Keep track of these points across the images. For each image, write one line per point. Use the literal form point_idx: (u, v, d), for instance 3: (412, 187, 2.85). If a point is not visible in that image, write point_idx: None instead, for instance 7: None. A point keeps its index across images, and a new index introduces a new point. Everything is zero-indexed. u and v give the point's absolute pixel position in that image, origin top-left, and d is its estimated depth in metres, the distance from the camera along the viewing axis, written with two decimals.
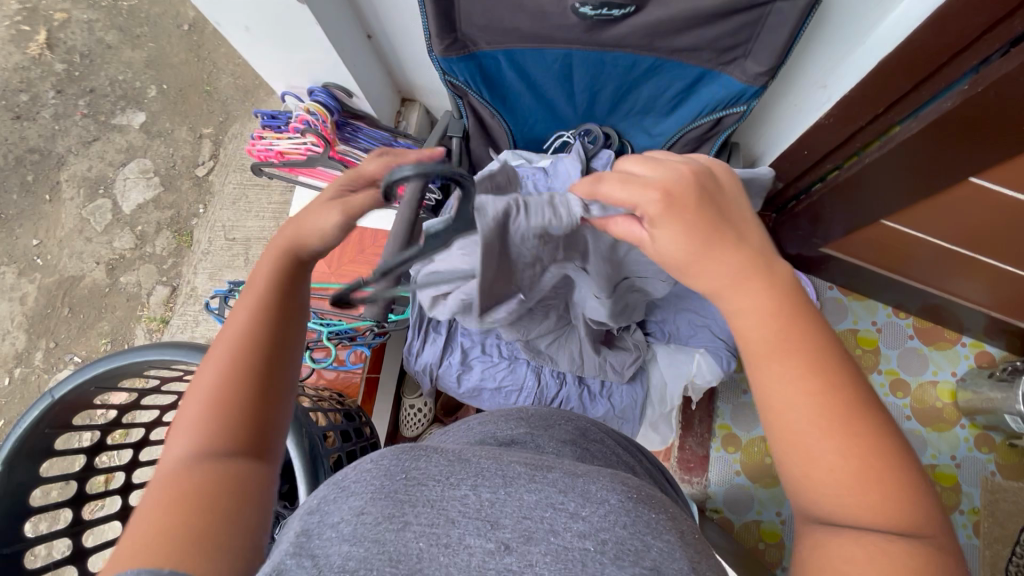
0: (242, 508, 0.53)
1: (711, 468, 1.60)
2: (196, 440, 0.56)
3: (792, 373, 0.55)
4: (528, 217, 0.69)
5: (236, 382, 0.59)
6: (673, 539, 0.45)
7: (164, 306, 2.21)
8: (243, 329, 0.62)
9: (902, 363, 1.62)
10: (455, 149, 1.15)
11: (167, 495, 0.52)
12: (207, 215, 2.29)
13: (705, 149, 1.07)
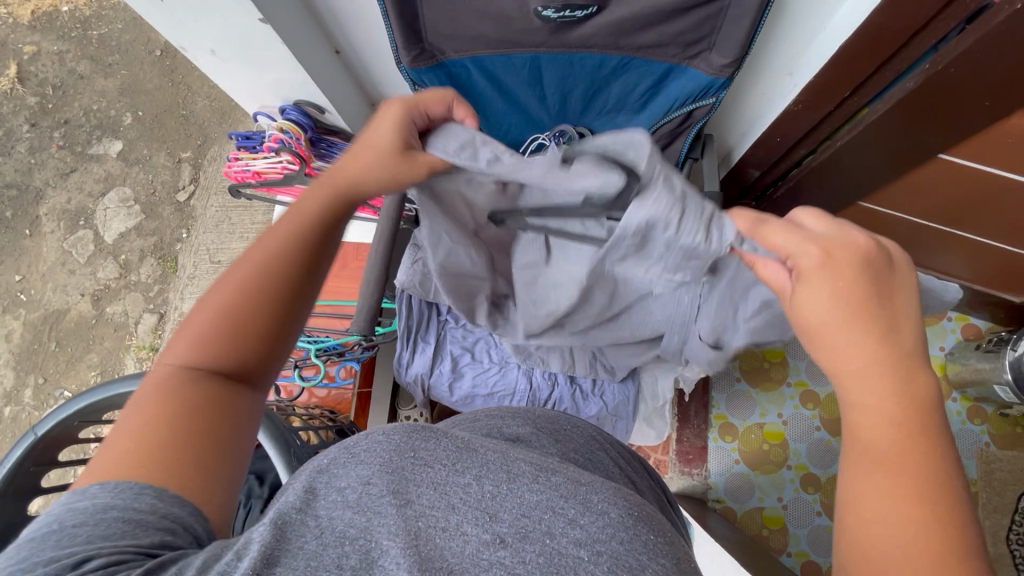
0: (214, 441, 0.57)
1: (710, 459, 1.61)
2: (192, 359, 0.60)
3: (886, 485, 0.52)
4: (676, 234, 0.59)
5: (249, 314, 0.62)
6: (667, 564, 0.45)
7: (154, 334, 2.19)
8: (271, 260, 0.64)
9: None
10: None
11: (155, 402, 0.56)
12: (191, 240, 2.28)
13: (678, 143, 1.08)
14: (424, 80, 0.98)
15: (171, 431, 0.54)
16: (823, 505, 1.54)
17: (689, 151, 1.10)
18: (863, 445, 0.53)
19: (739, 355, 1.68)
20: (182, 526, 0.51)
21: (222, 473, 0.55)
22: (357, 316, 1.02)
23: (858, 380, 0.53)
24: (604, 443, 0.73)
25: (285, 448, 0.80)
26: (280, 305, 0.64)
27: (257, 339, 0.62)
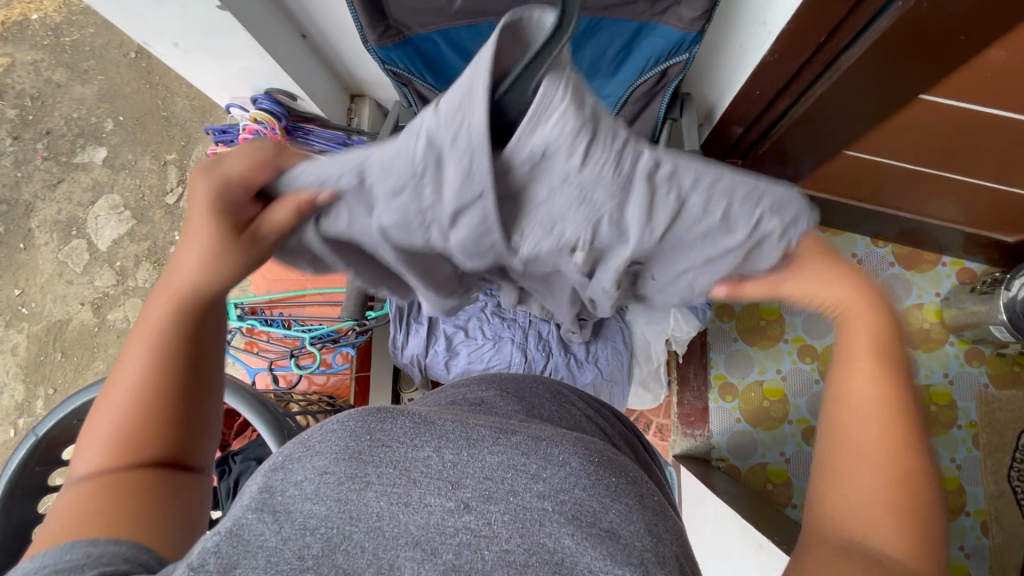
0: (168, 510, 0.55)
1: (712, 419, 1.62)
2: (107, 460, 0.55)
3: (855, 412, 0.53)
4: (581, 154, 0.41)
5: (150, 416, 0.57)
6: (632, 503, 0.48)
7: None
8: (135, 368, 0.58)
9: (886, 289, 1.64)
10: None
11: (91, 487, 0.54)
12: None
13: (656, 104, 1.07)
14: (393, 58, 0.96)
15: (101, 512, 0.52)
16: None
17: (667, 111, 1.08)
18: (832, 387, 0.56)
19: (734, 316, 1.67)
20: (137, 562, 0.49)
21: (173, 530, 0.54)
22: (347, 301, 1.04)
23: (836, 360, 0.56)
24: (552, 389, 0.75)
25: (281, 432, 0.81)
26: (169, 393, 0.58)
27: (161, 433, 0.57)
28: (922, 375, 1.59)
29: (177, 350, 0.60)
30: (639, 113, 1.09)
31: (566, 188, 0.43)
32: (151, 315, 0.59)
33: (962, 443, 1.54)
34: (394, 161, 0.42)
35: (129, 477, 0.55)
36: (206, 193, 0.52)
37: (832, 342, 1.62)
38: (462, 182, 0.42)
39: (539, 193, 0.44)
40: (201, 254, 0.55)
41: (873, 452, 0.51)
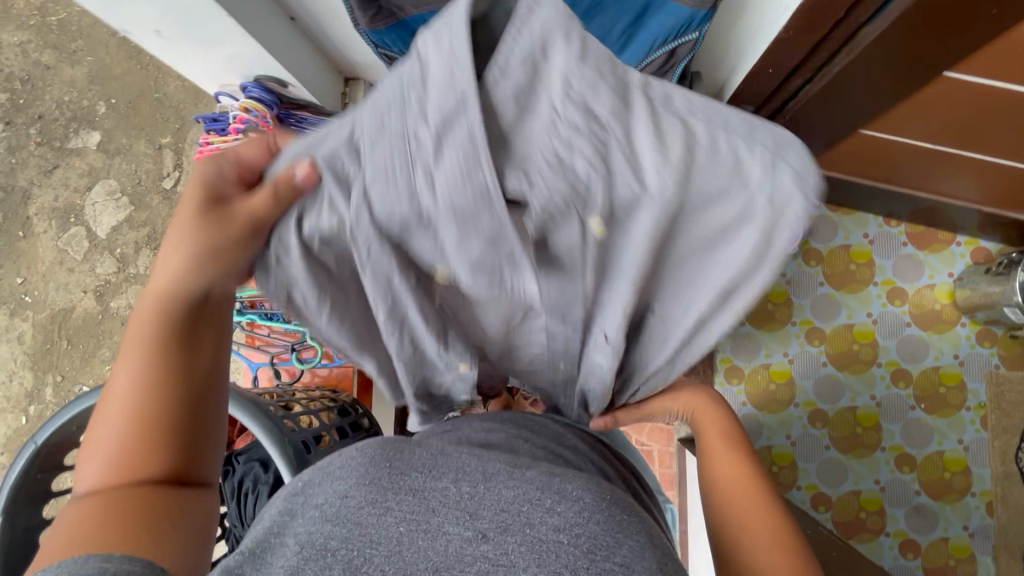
0: (167, 526, 0.57)
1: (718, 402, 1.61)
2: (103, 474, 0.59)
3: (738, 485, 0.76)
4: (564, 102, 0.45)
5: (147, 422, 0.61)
6: (644, 542, 0.50)
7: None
8: (138, 373, 0.61)
9: (898, 270, 1.60)
10: None
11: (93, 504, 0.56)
12: None
13: (664, 84, 1.01)
14: (385, 42, 0.93)
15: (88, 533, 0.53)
16: (832, 438, 1.57)
17: (674, 91, 1.02)
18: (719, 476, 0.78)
19: None
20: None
21: (173, 537, 0.56)
22: None
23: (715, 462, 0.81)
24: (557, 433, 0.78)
25: (278, 437, 0.81)
26: (166, 416, 0.62)
27: (166, 443, 0.61)
28: (932, 356, 1.57)
29: (173, 365, 0.62)
30: None
31: (549, 128, 0.46)
32: (134, 330, 0.61)
33: (970, 424, 1.54)
34: (386, 176, 0.49)
35: (131, 493, 0.58)
36: (190, 232, 0.59)
37: (841, 324, 1.60)
38: (431, 116, 0.46)
39: (535, 150, 0.48)
40: (186, 246, 0.59)
41: (755, 514, 0.71)
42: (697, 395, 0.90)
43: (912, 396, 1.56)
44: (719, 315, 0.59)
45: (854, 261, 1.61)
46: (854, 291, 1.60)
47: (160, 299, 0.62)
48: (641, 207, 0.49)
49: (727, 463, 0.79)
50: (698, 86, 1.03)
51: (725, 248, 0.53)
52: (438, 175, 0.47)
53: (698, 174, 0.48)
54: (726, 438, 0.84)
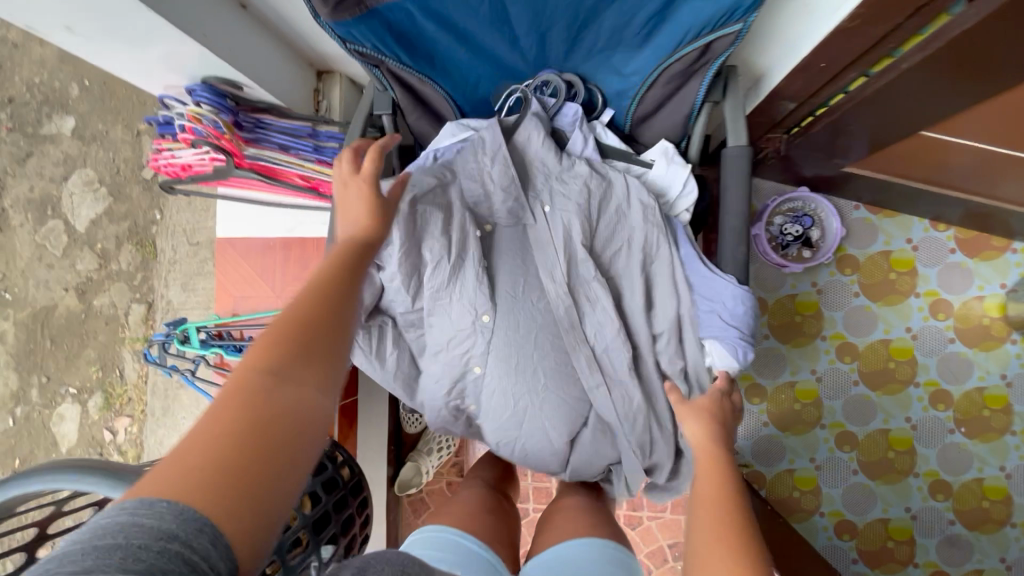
0: (290, 471, 0.45)
1: (739, 423, 1.48)
2: (265, 361, 0.50)
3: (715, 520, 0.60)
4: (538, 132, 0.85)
5: (302, 333, 0.53)
6: None
7: (144, 325, 2.08)
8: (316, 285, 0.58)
9: (942, 281, 1.44)
10: (387, 128, 0.93)
11: (240, 407, 0.46)
12: (166, 220, 2.06)
13: (692, 85, 0.85)
14: (354, 35, 0.77)
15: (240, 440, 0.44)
16: (861, 463, 1.44)
17: (706, 94, 0.85)
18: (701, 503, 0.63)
19: (767, 310, 1.48)
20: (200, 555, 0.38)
21: (276, 494, 0.44)
22: None
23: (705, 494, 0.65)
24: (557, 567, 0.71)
25: None
26: (320, 335, 0.54)
27: (322, 365, 0.53)
28: (977, 376, 1.42)
29: (343, 305, 0.58)
30: (670, 96, 0.87)
31: (541, 162, 0.86)
32: (314, 274, 0.60)
33: (1015, 450, 1.40)
34: (442, 197, 0.82)
35: (282, 395, 0.48)
36: (349, 245, 0.65)
37: (876, 339, 1.45)
38: (490, 156, 0.84)
39: (536, 171, 0.86)
40: (343, 258, 0.63)
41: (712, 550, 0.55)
42: (693, 406, 0.79)
43: (952, 419, 1.42)
44: (658, 261, 0.84)
45: (893, 270, 1.45)
46: (892, 303, 1.45)
47: (348, 247, 0.65)
48: (611, 208, 0.85)
49: (707, 483, 0.65)
50: (735, 85, 0.86)
51: (631, 227, 0.84)
52: (490, 172, 0.84)
53: (615, 186, 0.85)
54: (712, 461, 0.69)
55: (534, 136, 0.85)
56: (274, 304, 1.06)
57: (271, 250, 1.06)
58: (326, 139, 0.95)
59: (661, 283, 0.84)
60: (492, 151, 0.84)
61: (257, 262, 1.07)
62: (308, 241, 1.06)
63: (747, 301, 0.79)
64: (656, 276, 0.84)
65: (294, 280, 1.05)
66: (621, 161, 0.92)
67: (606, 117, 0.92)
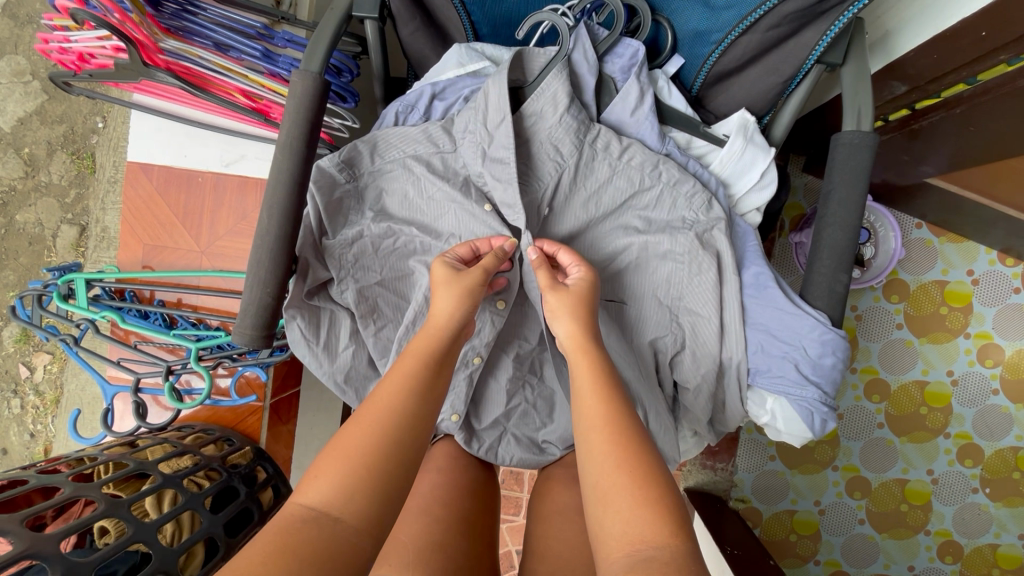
0: None
1: (740, 453, 1.28)
2: (328, 494, 0.45)
3: (612, 482, 0.47)
4: (555, 100, 0.62)
5: (374, 459, 0.47)
6: None
7: (77, 253, 1.41)
8: (394, 402, 0.52)
9: (1000, 324, 1.25)
10: (371, 39, 0.68)
11: (279, 541, 0.41)
12: (108, 128, 1.38)
13: (811, 35, 0.59)
14: None
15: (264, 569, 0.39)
16: (870, 513, 1.27)
17: (823, 52, 0.60)
18: (597, 455, 0.50)
19: None
20: None
21: None
22: (241, 317, 0.59)
23: (596, 432, 0.51)
24: None
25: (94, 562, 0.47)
26: (388, 465, 0.48)
27: (388, 496, 0.47)
28: (1015, 434, 1.25)
29: (415, 434, 0.51)
30: (771, 46, 0.62)
31: (552, 151, 0.63)
32: (381, 398, 0.52)
33: None
34: (448, 175, 0.66)
35: (326, 533, 0.43)
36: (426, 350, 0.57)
37: (911, 380, 1.27)
38: (493, 129, 0.62)
39: (545, 161, 0.63)
40: (417, 372, 0.55)
41: (628, 531, 0.44)
42: (569, 298, 0.59)
43: (978, 477, 1.25)
44: (701, 295, 0.63)
45: (946, 302, 1.26)
46: (936, 341, 1.26)
47: (426, 346, 0.57)
48: (632, 214, 0.66)
49: (586, 400, 0.54)
50: (863, 45, 0.60)
51: (671, 241, 0.64)
52: (490, 150, 0.63)
53: (646, 190, 0.65)
54: (591, 362, 0.56)
55: (552, 107, 0.62)
56: (198, 264, 0.83)
57: (199, 188, 0.81)
58: (282, 44, 0.69)
59: (706, 321, 0.63)
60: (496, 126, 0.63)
61: (178, 203, 0.81)
62: (248, 183, 0.81)
63: (838, 352, 0.58)
64: (684, 320, 0.65)
65: (228, 235, 0.82)
66: (681, 133, 0.68)
67: (672, 68, 0.68)
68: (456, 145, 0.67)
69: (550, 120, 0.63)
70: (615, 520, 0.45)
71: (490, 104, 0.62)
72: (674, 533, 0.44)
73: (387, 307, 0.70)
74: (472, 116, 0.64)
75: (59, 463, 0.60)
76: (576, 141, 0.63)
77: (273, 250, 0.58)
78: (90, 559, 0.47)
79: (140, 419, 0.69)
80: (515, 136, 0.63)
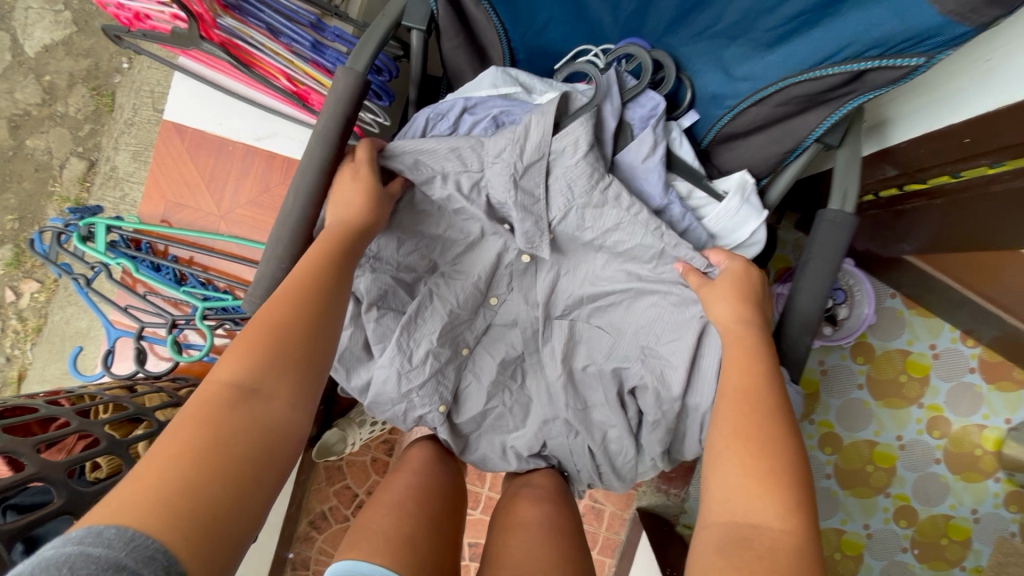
0: (253, 481, 0.44)
1: (695, 482, 1.34)
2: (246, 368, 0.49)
3: (734, 454, 0.52)
4: (573, 150, 0.67)
5: (289, 336, 0.51)
6: None
7: (81, 187, 1.42)
8: (304, 271, 0.56)
9: (950, 398, 1.33)
10: (414, 47, 0.72)
11: (200, 416, 0.45)
12: (133, 71, 1.39)
13: (813, 118, 0.64)
14: None
15: (198, 468, 0.41)
16: None
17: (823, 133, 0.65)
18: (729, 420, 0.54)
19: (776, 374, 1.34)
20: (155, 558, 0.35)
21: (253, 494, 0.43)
22: (254, 288, 0.62)
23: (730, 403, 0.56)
24: None
25: (89, 493, 0.52)
26: (301, 339, 0.52)
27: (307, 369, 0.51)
28: (947, 503, 1.32)
29: (322, 306, 0.54)
30: (777, 120, 0.67)
31: (565, 188, 0.69)
32: (293, 273, 0.56)
33: None
34: (473, 194, 0.71)
35: (249, 406, 0.47)
36: (333, 236, 0.60)
37: (863, 439, 1.35)
38: (523, 162, 0.68)
39: (558, 196, 0.70)
40: (323, 249, 0.58)
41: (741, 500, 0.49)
42: (718, 288, 0.65)
43: (909, 538, 1.32)
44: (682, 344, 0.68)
45: (907, 371, 1.34)
46: (892, 405, 1.34)
47: (339, 227, 0.61)
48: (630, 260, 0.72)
49: (737, 370, 0.58)
50: (859, 132, 0.66)
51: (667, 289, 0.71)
52: (519, 180, 0.69)
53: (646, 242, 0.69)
54: (745, 348, 0.60)
55: (572, 149, 0.67)
56: (215, 227, 0.86)
57: (228, 155, 0.85)
58: (331, 38, 0.71)
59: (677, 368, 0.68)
60: (528, 162, 0.68)
61: (205, 166, 0.85)
62: (276, 158, 0.85)
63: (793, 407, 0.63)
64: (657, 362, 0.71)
65: (248, 205, 0.86)
66: (685, 183, 0.74)
67: (687, 122, 0.74)
68: (483, 167, 0.70)
69: (567, 154, 0.67)
70: (723, 487, 0.51)
71: (529, 138, 0.67)
72: (788, 517, 0.47)
73: (391, 298, 0.74)
74: (501, 142, 0.68)
75: (62, 397, 0.65)
76: (589, 183, 0.68)
77: (293, 227, 0.62)
78: (92, 492, 0.52)
79: (138, 364, 0.75)
80: (541, 172, 0.69)
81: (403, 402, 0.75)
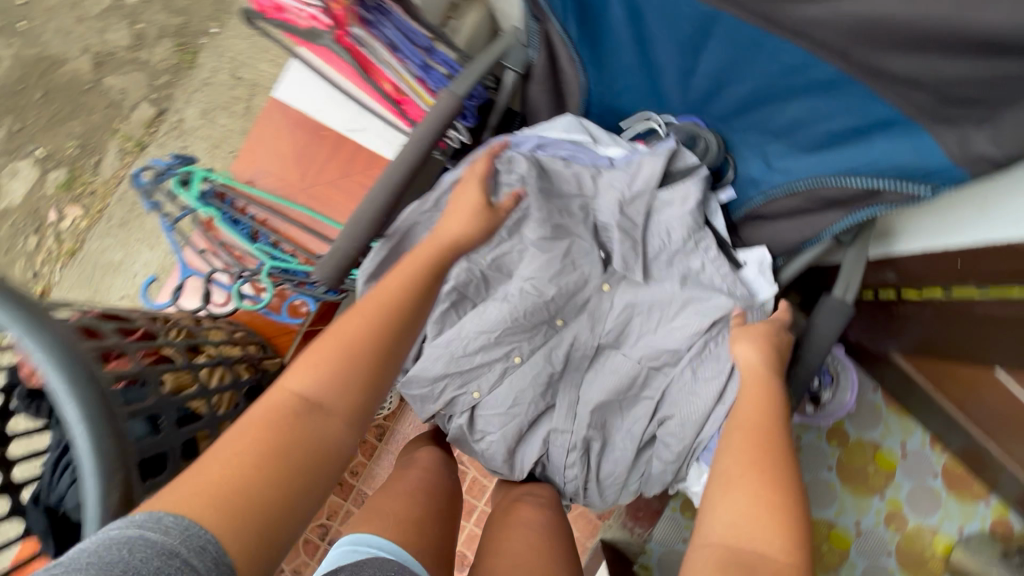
0: (302, 493, 0.51)
1: (659, 525, 1.41)
2: (313, 387, 0.56)
3: (738, 481, 0.58)
4: (680, 203, 0.82)
5: (354, 365, 0.58)
6: None
7: (146, 130, 1.48)
8: (384, 301, 0.62)
9: (911, 497, 1.40)
10: (506, 85, 0.85)
11: (266, 428, 0.52)
12: (221, 36, 1.48)
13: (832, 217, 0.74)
14: None
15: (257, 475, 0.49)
16: None
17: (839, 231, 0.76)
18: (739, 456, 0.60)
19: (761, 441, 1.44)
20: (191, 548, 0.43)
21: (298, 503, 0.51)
22: (326, 258, 0.72)
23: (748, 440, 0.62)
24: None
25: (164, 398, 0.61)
26: (365, 369, 0.58)
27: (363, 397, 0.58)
28: None
29: (390, 338, 0.61)
30: (800, 213, 0.78)
31: (667, 229, 0.83)
32: (374, 299, 0.62)
33: None
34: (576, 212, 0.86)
35: (306, 424, 0.54)
36: (411, 269, 0.66)
37: (823, 517, 1.42)
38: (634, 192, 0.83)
39: (656, 235, 0.84)
40: (405, 279, 0.65)
41: (745, 523, 0.54)
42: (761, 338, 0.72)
43: None
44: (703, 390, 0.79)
45: (874, 462, 1.42)
46: (857, 491, 1.42)
47: (428, 255, 0.68)
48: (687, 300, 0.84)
49: (751, 414, 0.65)
50: (869, 238, 0.77)
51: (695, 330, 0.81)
52: (626, 205, 0.84)
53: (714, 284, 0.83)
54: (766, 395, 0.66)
55: (681, 201, 0.82)
56: (293, 197, 0.96)
57: (319, 138, 0.96)
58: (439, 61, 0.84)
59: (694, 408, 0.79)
60: (634, 193, 0.83)
61: (296, 144, 0.96)
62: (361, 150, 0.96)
63: None
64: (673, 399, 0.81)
65: (327, 184, 0.97)
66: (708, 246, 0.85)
67: (723, 197, 0.86)
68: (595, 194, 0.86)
69: (676, 194, 0.83)
70: (724, 510, 0.56)
71: (641, 173, 0.83)
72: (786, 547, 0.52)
73: (472, 290, 0.87)
74: (624, 176, 0.84)
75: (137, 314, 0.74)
76: (687, 231, 0.82)
77: (372, 213, 0.72)
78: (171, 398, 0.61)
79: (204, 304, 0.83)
80: (645, 208, 0.84)
81: (442, 380, 0.86)
